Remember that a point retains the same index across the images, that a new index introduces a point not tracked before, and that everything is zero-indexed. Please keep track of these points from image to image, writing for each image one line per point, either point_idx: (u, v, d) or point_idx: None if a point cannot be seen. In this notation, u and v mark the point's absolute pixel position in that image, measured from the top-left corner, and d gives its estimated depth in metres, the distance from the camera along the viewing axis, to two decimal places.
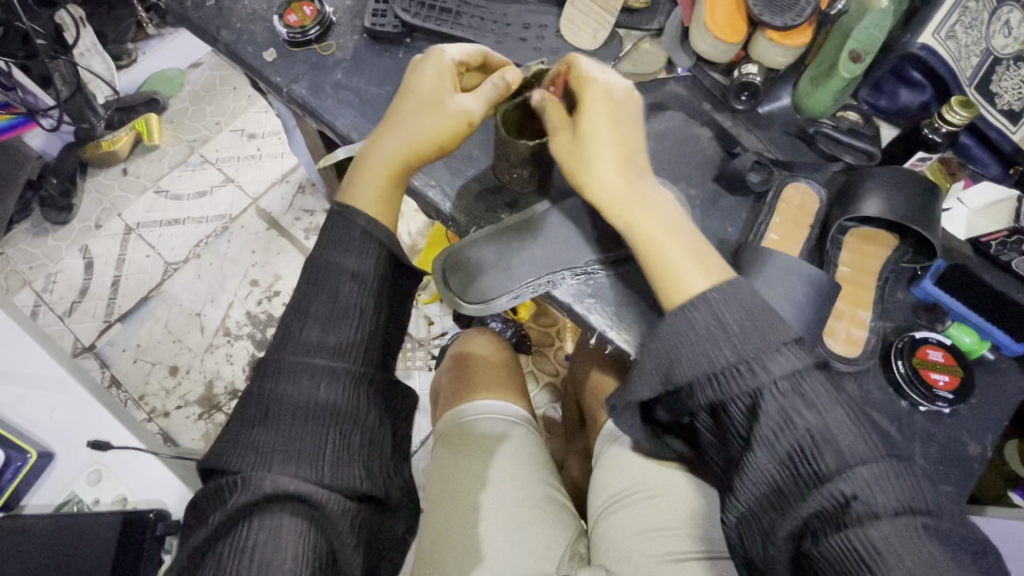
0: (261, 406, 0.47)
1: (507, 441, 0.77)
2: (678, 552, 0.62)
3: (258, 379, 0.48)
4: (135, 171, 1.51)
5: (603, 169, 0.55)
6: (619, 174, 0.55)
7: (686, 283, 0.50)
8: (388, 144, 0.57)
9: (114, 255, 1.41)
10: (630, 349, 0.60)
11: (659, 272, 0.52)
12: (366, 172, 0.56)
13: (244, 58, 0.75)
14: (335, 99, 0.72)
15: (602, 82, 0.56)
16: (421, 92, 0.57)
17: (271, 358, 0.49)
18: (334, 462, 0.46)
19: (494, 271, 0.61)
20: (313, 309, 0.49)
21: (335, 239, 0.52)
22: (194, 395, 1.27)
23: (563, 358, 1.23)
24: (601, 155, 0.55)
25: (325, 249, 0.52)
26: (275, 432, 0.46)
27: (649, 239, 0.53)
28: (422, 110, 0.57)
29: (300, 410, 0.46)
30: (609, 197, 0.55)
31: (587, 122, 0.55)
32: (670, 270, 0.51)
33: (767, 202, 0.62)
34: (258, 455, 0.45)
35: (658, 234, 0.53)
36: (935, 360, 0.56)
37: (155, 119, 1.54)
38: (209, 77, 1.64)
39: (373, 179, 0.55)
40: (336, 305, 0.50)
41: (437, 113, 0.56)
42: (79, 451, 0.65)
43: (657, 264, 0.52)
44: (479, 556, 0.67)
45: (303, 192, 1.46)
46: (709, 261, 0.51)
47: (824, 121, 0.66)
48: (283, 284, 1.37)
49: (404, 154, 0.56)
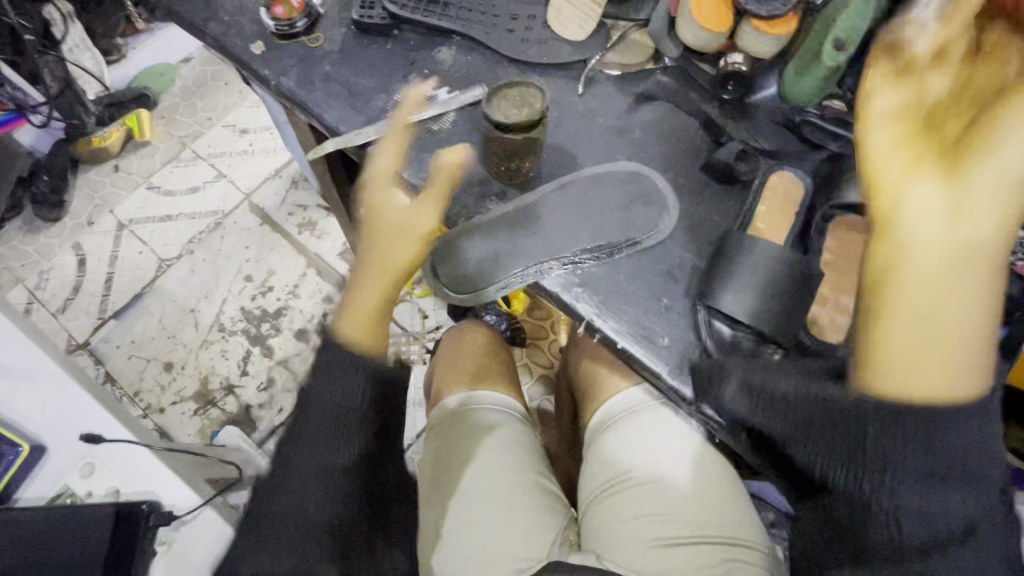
0: (265, 524, 0.59)
1: (498, 431, 0.78)
2: (671, 538, 0.64)
3: (260, 503, 0.61)
4: (127, 168, 1.50)
5: (979, 196, 0.45)
6: (1022, 203, 0.45)
7: (947, 390, 0.48)
8: (365, 261, 0.63)
9: (107, 252, 1.40)
10: (617, 337, 0.60)
11: (903, 353, 0.47)
12: (349, 330, 0.63)
13: (230, 51, 0.75)
14: (324, 91, 0.72)
15: None
16: (384, 218, 0.62)
17: (269, 484, 0.62)
18: (320, 554, 0.57)
19: (485, 264, 0.62)
20: (310, 428, 0.63)
21: (325, 369, 0.64)
22: (189, 390, 1.27)
23: (558, 351, 1.24)
24: (994, 185, 0.45)
25: (315, 380, 0.64)
26: (269, 550, 0.57)
27: (953, 292, 0.46)
28: (389, 240, 0.61)
29: (308, 474, 0.61)
30: (1005, 195, 0.45)
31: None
32: (958, 347, 0.47)
33: (753, 189, 0.63)
34: (275, 514, 0.60)
35: (960, 279, 0.46)
36: None
37: (146, 114, 1.53)
38: (200, 72, 1.63)
39: (360, 319, 0.63)
40: (331, 415, 0.63)
41: (399, 242, 0.61)
42: (71, 444, 0.65)
43: (975, 336, 0.47)
44: (469, 553, 0.67)
45: (296, 186, 1.46)
46: (961, 365, 0.47)
47: (810, 109, 0.66)
48: (277, 279, 1.37)
49: (389, 284, 0.62)
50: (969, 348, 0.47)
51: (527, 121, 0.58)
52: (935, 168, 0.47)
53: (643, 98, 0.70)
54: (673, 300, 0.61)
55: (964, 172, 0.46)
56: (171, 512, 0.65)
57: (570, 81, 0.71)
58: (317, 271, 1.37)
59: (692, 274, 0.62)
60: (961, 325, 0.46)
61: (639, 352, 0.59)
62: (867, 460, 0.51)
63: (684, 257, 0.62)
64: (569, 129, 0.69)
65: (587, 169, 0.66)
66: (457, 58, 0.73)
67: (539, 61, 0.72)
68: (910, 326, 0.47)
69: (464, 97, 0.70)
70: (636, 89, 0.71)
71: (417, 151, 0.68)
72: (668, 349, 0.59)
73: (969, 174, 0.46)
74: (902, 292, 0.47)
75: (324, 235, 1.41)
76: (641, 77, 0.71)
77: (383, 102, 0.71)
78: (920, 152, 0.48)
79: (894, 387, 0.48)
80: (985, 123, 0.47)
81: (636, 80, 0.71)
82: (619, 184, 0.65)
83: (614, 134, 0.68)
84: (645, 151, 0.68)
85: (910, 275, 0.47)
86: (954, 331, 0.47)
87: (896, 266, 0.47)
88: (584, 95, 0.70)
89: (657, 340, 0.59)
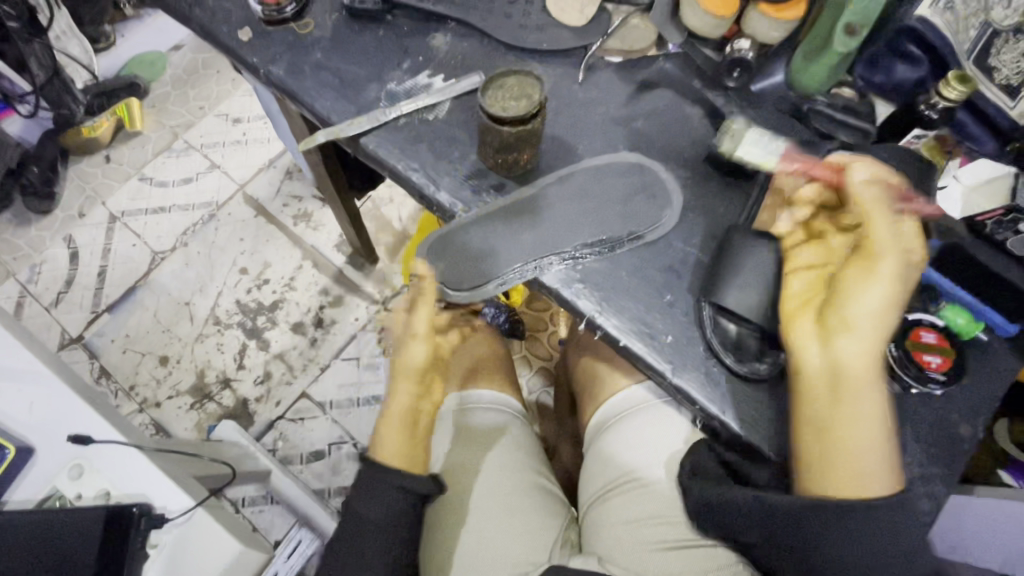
0: None
1: (498, 430, 0.77)
2: (673, 542, 0.63)
3: None
4: (118, 159, 1.47)
5: (845, 331, 0.51)
6: (879, 334, 0.51)
7: (868, 489, 0.50)
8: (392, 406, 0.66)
9: (99, 245, 1.38)
10: (619, 335, 0.58)
11: (828, 472, 0.51)
12: (383, 435, 0.65)
13: (216, 37, 0.72)
14: (314, 80, 0.69)
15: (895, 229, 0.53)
16: (410, 359, 0.66)
17: None
18: None
19: (474, 263, 0.61)
20: (355, 546, 0.61)
21: (366, 490, 0.62)
22: (185, 385, 1.25)
23: (557, 343, 1.22)
24: (851, 315, 0.51)
25: (358, 497, 0.62)
26: None
27: (842, 415, 0.51)
28: (412, 341, 0.66)
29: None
30: (867, 324, 0.51)
31: (890, 270, 0.51)
32: (860, 459, 0.50)
33: (759, 183, 0.61)
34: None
35: (850, 402, 0.51)
36: (928, 342, 0.55)
37: (136, 103, 1.50)
38: (191, 59, 1.59)
39: (393, 438, 0.65)
40: (374, 526, 0.61)
41: (418, 343, 0.66)
42: (60, 446, 0.63)
43: (869, 442, 0.51)
44: (467, 553, 0.67)
45: (290, 177, 1.43)
46: (881, 466, 0.51)
47: (819, 97, 0.64)
48: (272, 272, 1.35)
49: (411, 380, 0.66)
50: (876, 448, 0.51)
51: (523, 114, 0.56)
52: (812, 311, 0.54)
53: (646, 86, 0.68)
54: (677, 297, 0.59)
55: (833, 310, 0.52)
56: (163, 514, 0.62)
57: (570, 69, 0.69)
58: (312, 263, 1.35)
59: (696, 269, 0.60)
60: (863, 431, 0.51)
61: (641, 350, 0.57)
62: (799, 555, 0.52)
63: (688, 252, 0.60)
64: (569, 119, 0.66)
65: (588, 161, 0.64)
66: (452, 44, 0.71)
67: (538, 48, 0.69)
68: (821, 449, 0.51)
69: (460, 85, 0.67)
70: (639, 76, 0.68)
71: (412, 143, 0.66)
72: (672, 347, 0.57)
73: (835, 314, 0.52)
74: (804, 425, 0.52)
75: (319, 227, 1.39)
76: (644, 64, 0.69)
77: (375, 91, 0.69)
78: (806, 292, 0.55)
79: (833, 488, 0.51)
80: (850, 271, 0.53)
81: (638, 67, 0.69)
82: (621, 177, 0.63)
83: (615, 124, 0.66)
84: (647, 142, 0.65)
85: (811, 410, 0.52)
86: (860, 437, 0.51)
87: (799, 401, 0.53)
88: (585, 83, 0.68)
89: (660, 338, 0.57)
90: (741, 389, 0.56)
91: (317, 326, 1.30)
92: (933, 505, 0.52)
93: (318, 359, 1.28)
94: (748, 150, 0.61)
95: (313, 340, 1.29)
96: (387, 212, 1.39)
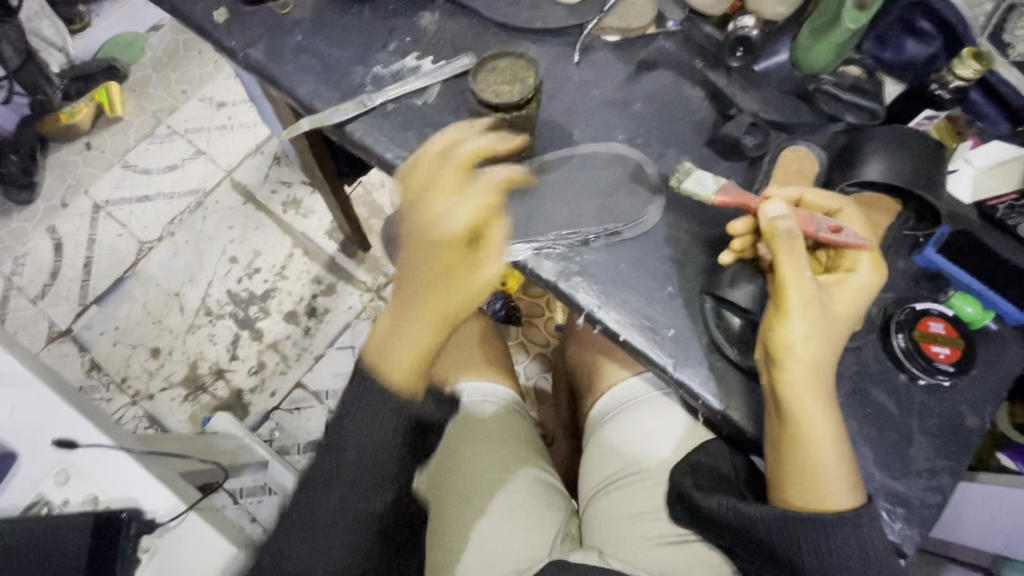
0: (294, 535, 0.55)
1: (496, 424, 0.75)
2: (673, 535, 0.62)
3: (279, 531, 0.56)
4: (99, 146, 1.42)
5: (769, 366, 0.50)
6: (804, 364, 0.49)
7: (827, 502, 0.49)
8: (407, 317, 0.55)
9: (83, 235, 1.34)
10: (619, 330, 0.56)
11: (789, 484, 0.50)
12: (387, 347, 0.55)
13: (189, 18, 0.68)
14: (296, 64, 0.66)
15: (796, 253, 0.49)
16: (448, 273, 0.53)
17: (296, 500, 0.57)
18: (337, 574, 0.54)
19: None
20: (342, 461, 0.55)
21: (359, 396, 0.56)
22: (177, 376, 1.23)
23: (553, 328, 1.20)
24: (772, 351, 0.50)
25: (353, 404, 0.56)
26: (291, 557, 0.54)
27: (795, 442, 0.49)
28: (458, 250, 0.53)
29: (340, 521, 0.54)
30: (791, 357, 0.49)
31: (794, 298, 0.49)
32: (800, 476, 0.49)
33: (763, 168, 0.59)
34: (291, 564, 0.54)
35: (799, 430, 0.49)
36: (936, 333, 0.53)
37: (116, 87, 1.42)
38: (170, 40, 1.53)
39: (404, 348, 0.54)
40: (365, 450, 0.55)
41: (466, 262, 0.53)
42: (44, 451, 0.61)
43: (810, 464, 0.49)
44: (465, 550, 0.66)
45: (277, 163, 1.39)
46: (846, 474, 0.49)
47: (825, 78, 0.61)
48: (262, 261, 1.31)
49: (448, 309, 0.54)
50: (835, 462, 0.49)
51: (516, 99, 0.53)
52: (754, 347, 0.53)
53: (645, 67, 0.65)
54: (679, 289, 0.57)
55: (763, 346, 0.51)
56: (154, 519, 0.61)
57: (565, 50, 0.65)
58: (303, 251, 1.32)
59: (698, 259, 0.58)
60: (817, 450, 0.49)
61: (642, 344, 0.55)
62: (765, 557, 0.51)
63: (690, 242, 0.58)
64: (565, 103, 0.63)
65: (582, 147, 0.62)
66: (441, 23, 0.67)
67: (531, 27, 0.66)
68: (781, 470, 0.50)
69: (449, 68, 0.64)
70: (637, 56, 0.65)
71: (400, 130, 0.62)
72: (674, 340, 0.55)
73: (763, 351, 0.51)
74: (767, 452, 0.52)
75: (310, 213, 1.35)
76: (642, 44, 0.65)
77: (361, 75, 0.65)
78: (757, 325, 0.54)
79: (803, 500, 0.50)
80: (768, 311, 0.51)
81: (637, 47, 0.65)
82: (617, 165, 0.61)
83: (614, 107, 0.63)
84: (648, 126, 0.62)
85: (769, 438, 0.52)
86: (817, 458, 0.49)
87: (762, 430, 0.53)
88: (581, 64, 0.65)
89: (661, 332, 0.56)
90: (743, 381, 0.55)
91: (310, 315, 1.28)
92: (941, 498, 0.51)
93: (311, 348, 1.25)
94: (694, 180, 0.57)
95: (307, 329, 1.27)
96: (378, 197, 1.36)
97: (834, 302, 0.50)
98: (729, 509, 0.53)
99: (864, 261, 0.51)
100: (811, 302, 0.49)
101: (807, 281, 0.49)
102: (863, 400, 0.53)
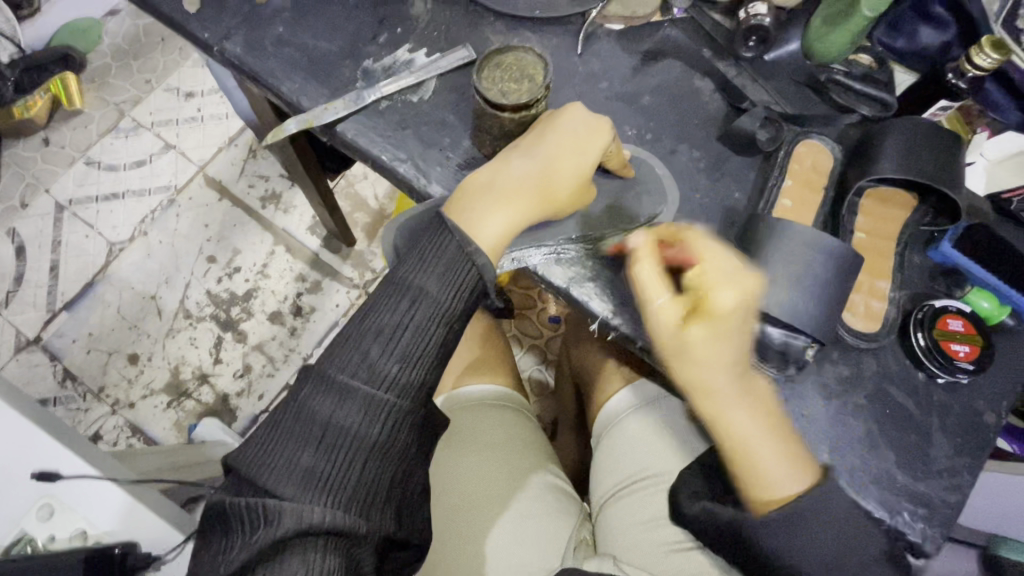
0: (310, 417, 0.43)
1: (505, 428, 0.73)
2: (687, 542, 0.59)
3: (307, 382, 0.44)
4: (58, 141, 1.33)
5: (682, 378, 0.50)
6: (698, 382, 0.47)
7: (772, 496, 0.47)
8: (508, 191, 0.51)
9: (48, 238, 1.26)
10: (636, 336, 0.54)
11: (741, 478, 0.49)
12: (477, 206, 0.51)
13: (155, 7, 0.62)
14: (278, 59, 0.61)
15: (644, 290, 0.47)
16: (551, 172, 0.51)
17: (324, 364, 0.45)
18: (368, 497, 0.43)
19: None
20: (392, 334, 0.45)
21: (419, 254, 0.48)
22: (158, 383, 1.18)
23: (547, 319, 1.18)
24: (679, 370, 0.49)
25: (408, 263, 0.48)
26: (316, 448, 0.42)
27: (730, 447, 0.48)
28: (568, 164, 0.51)
29: (379, 414, 0.44)
30: (689, 377, 0.47)
31: (657, 330, 0.48)
32: (750, 480, 0.48)
33: (778, 161, 0.57)
34: (292, 475, 0.41)
35: (726, 432, 0.48)
36: (955, 330, 0.52)
37: (72, 78, 1.33)
38: (129, 25, 1.42)
39: (490, 217, 0.50)
40: (421, 337, 0.46)
41: (571, 174, 0.51)
42: (20, 485, 0.56)
43: (744, 469, 0.48)
44: (481, 562, 0.63)
45: (253, 156, 1.32)
46: (798, 466, 0.48)
47: (836, 67, 0.59)
48: (242, 259, 1.26)
49: (538, 210, 0.52)
50: (774, 460, 0.47)
51: (524, 100, 0.50)
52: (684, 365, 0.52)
53: (653, 57, 0.62)
54: None
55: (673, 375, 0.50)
56: (150, 553, 0.61)
57: (568, 39, 0.62)
58: (285, 248, 1.27)
59: None
60: (756, 448, 0.47)
61: (660, 350, 0.54)
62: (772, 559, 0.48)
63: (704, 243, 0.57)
64: (571, 97, 0.60)
65: None
66: (434, 11, 0.63)
67: (531, 16, 0.62)
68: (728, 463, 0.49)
69: (446, 61, 0.60)
70: (644, 46, 0.62)
71: (397, 129, 0.58)
72: None
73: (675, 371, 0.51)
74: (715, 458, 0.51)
75: (290, 209, 1.29)
76: (650, 33, 0.62)
77: (351, 70, 0.61)
78: None
79: (759, 501, 0.48)
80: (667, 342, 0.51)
81: (644, 35, 0.62)
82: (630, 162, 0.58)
83: (622, 102, 0.60)
84: (657, 121, 0.60)
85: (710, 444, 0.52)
86: (758, 455, 0.47)
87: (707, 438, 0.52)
88: (585, 55, 0.61)
89: None
90: None
91: (295, 314, 1.23)
92: (961, 497, 0.51)
93: (299, 349, 1.21)
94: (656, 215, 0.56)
95: (293, 330, 1.22)
96: (361, 190, 1.31)
97: (685, 328, 0.46)
98: (741, 525, 0.49)
99: (719, 283, 0.46)
100: (671, 329, 0.47)
101: (658, 306, 0.47)
102: (883, 402, 0.53)
